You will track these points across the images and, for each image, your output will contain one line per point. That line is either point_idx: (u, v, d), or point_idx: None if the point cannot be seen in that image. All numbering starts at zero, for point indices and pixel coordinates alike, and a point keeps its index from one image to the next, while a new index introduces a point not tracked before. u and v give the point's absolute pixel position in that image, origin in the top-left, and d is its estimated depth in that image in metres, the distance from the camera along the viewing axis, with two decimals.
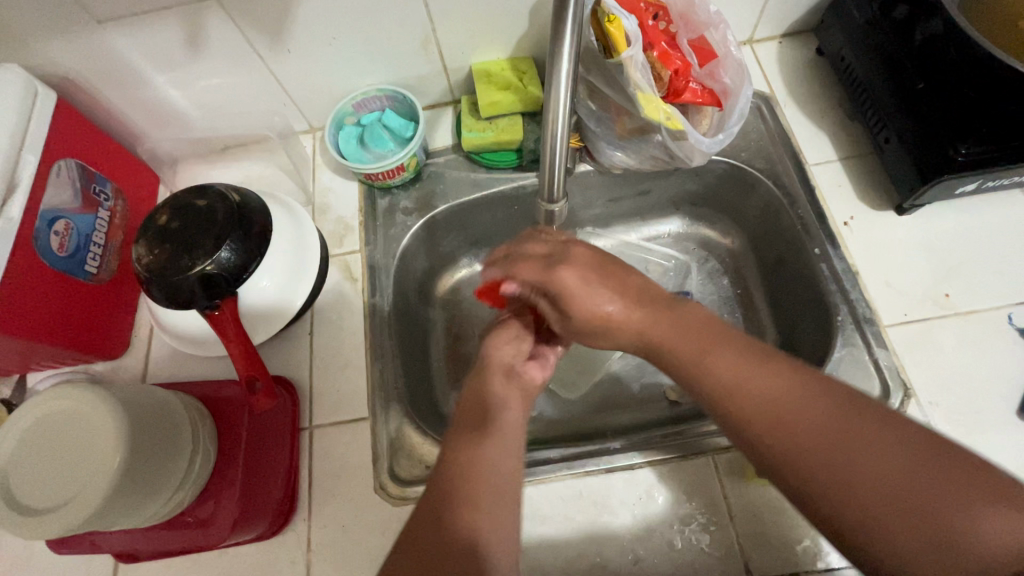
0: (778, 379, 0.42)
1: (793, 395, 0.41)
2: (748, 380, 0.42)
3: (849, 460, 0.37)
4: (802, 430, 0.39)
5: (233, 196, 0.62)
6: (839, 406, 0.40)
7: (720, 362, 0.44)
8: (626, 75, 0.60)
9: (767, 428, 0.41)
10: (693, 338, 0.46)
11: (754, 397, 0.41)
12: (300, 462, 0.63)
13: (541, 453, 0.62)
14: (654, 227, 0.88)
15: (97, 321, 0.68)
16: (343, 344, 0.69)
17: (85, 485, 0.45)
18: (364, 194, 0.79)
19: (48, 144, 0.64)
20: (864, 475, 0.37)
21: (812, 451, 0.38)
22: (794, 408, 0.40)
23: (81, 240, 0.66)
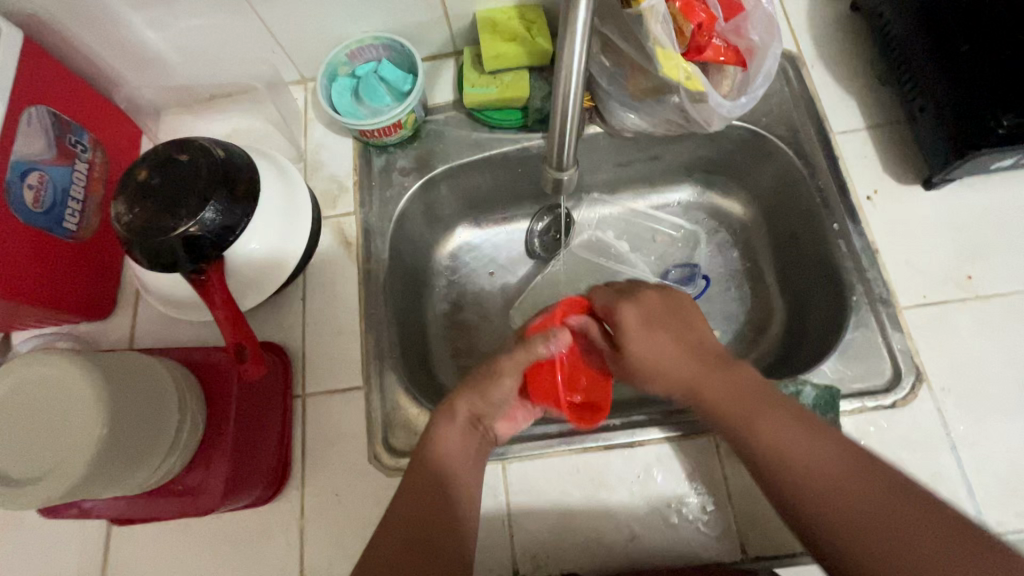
0: (832, 452, 0.48)
1: (835, 461, 0.47)
2: (792, 444, 0.49)
3: (884, 535, 0.43)
4: (837, 498, 0.46)
5: (217, 151, 0.58)
6: (882, 487, 0.45)
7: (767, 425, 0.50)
8: (645, 29, 0.54)
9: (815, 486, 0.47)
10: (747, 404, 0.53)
11: (801, 462, 0.48)
12: (292, 429, 0.62)
13: (539, 425, 0.61)
14: (663, 195, 0.84)
15: (80, 279, 0.65)
16: (336, 310, 0.67)
17: (65, 455, 0.43)
18: (359, 152, 0.74)
19: (17, 89, 0.59)
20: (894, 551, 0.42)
21: (856, 521, 0.44)
22: (833, 476, 0.47)
23: (58, 194, 0.62)
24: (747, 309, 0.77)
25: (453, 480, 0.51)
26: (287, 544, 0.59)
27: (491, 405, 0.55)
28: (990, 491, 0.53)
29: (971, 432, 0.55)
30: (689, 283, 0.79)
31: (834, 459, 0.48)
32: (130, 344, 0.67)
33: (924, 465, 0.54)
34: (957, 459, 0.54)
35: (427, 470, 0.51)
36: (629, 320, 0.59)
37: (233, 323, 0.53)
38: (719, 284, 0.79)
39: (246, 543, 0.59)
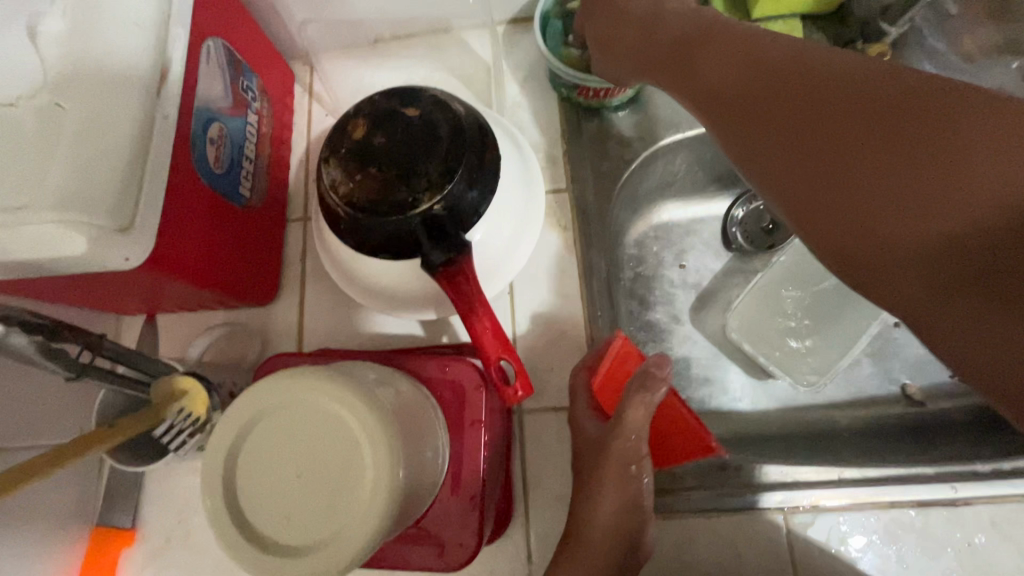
0: (934, 130, 0.28)
1: (869, 128, 0.30)
2: (828, 139, 0.31)
3: (888, 186, 0.29)
4: (852, 162, 0.30)
5: (454, 105, 0.45)
6: (900, 112, 0.29)
7: (906, 171, 0.28)
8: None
9: (865, 193, 0.30)
10: (813, 82, 0.33)
11: (837, 140, 0.31)
12: (511, 454, 0.51)
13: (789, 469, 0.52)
14: None
15: (252, 258, 0.54)
16: (552, 308, 0.55)
17: (346, 512, 0.32)
18: (565, 116, 0.61)
19: (195, 15, 0.46)
20: (911, 187, 0.28)
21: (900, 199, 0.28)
22: (874, 179, 0.29)
23: (235, 152, 0.50)
24: None
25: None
26: None
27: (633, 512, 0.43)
28: None
29: None
30: None
31: (840, 101, 0.31)
32: (302, 336, 0.56)
33: None
34: None
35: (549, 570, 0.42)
36: (707, 56, 0.40)
37: (500, 338, 0.41)
38: None
39: None
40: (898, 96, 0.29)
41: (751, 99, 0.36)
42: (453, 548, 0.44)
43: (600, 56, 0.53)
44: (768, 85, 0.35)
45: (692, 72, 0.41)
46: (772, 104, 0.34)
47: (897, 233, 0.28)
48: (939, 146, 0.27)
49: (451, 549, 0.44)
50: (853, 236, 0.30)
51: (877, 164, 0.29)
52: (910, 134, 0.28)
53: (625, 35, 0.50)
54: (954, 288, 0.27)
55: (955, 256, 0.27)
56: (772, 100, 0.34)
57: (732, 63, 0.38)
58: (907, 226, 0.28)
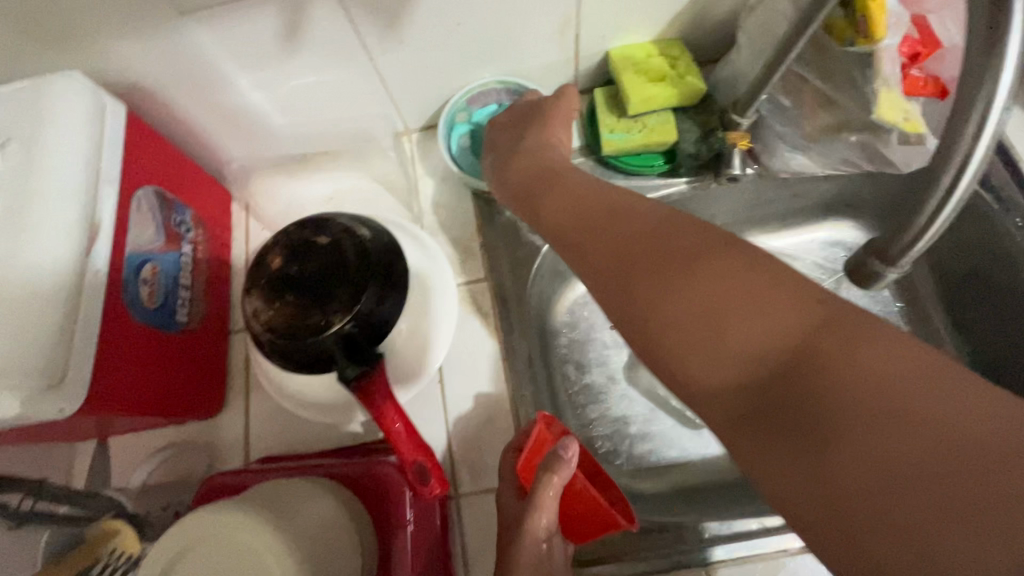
0: (719, 273, 0.30)
1: (671, 266, 0.32)
2: (676, 273, 0.31)
3: (687, 323, 0.30)
4: (657, 295, 0.31)
5: (361, 229, 0.51)
6: (694, 254, 0.32)
7: (746, 306, 0.28)
8: (872, 71, 0.50)
9: (677, 330, 0.30)
10: (624, 219, 0.37)
11: (648, 272, 0.33)
12: (451, 537, 0.54)
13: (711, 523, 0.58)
14: (803, 234, 0.76)
15: (192, 378, 0.58)
16: (481, 392, 0.59)
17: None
18: (480, 210, 0.67)
19: (124, 172, 0.51)
20: (716, 327, 0.29)
21: (709, 337, 0.29)
22: (679, 314, 0.30)
23: (169, 285, 0.55)
24: None
25: None
26: None
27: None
28: None
29: None
30: None
31: (641, 236, 0.35)
32: (249, 444, 0.60)
33: None
34: None
35: None
36: (548, 200, 0.46)
37: (412, 438, 0.45)
38: None
39: None
40: (726, 243, 0.32)
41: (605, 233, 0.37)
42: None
43: (493, 175, 0.56)
44: (615, 222, 0.37)
45: (543, 203, 0.46)
46: (612, 236, 0.37)
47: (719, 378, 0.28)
48: (728, 287, 0.29)
49: None
50: (702, 363, 0.29)
51: (712, 289, 0.30)
52: (698, 275, 0.30)
53: (506, 143, 0.58)
54: (789, 430, 0.25)
55: (777, 391, 0.26)
56: (620, 236, 0.36)
57: (568, 203, 0.43)
58: (719, 372, 0.28)
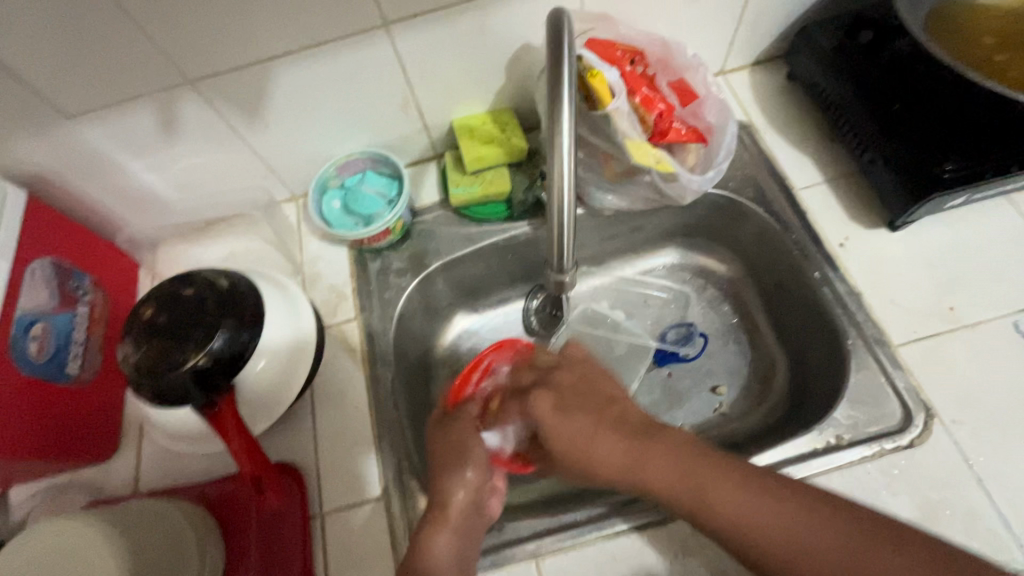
0: (677, 462, 0.45)
1: (680, 469, 0.45)
2: (693, 489, 0.44)
3: (714, 496, 0.43)
4: (710, 514, 0.43)
5: (221, 281, 0.60)
6: (676, 459, 0.46)
7: (717, 491, 0.44)
8: (612, 125, 0.60)
9: (713, 508, 0.43)
10: (630, 450, 0.48)
11: (672, 488, 0.45)
12: (314, 553, 0.59)
13: (598, 507, 0.60)
14: (649, 261, 0.88)
15: (85, 424, 0.64)
16: (347, 419, 0.66)
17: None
18: (355, 260, 0.77)
19: (19, 247, 0.61)
20: (734, 519, 0.42)
21: (721, 513, 0.43)
22: (707, 498, 0.44)
23: (60, 341, 0.63)
24: (749, 362, 0.79)
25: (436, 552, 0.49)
26: None
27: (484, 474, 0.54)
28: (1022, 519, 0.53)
29: (993, 461, 0.55)
30: (686, 342, 0.82)
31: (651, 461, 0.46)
32: (135, 485, 0.65)
33: (955, 503, 0.54)
34: (986, 492, 0.54)
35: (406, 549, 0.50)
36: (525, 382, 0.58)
37: (248, 455, 0.54)
38: (717, 339, 0.82)
39: None
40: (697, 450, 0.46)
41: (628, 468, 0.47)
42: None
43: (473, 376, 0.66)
44: (631, 463, 0.47)
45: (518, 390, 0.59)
46: (638, 448, 0.48)
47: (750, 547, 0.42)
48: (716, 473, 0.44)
49: None
50: (734, 518, 0.42)
51: (722, 494, 0.43)
52: (703, 477, 0.44)
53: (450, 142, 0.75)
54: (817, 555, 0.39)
55: (784, 528, 0.41)
56: (651, 465, 0.46)
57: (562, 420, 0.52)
58: (754, 529, 0.42)
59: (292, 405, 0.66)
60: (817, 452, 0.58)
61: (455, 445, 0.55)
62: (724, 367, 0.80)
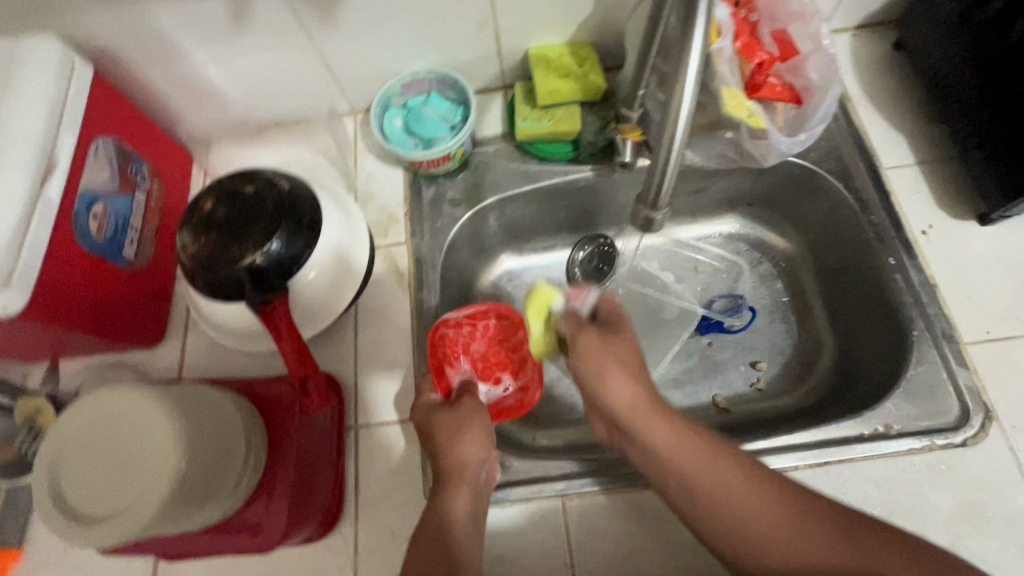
0: (686, 441, 0.50)
1: (689, 447, 0.50)
2: (699, 472, 0.48)
3: (713, 473, 0.48)
4: (705, 488, 0.48)
5: (282, 183, 0.59)
6: (681, 434, 0.51)
7: (715, 475, 0.48)
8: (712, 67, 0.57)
9: (721, 509, 0.47)
10: (648, 417, 0.52)
11: (680, 463, 0.49)
12: (346, 464, 0.60)
13: (567, 465, 0.60)
14: (706, 228, 0.85)
15: (136, 309, 0.65)
16: (389, 340, 0.66)
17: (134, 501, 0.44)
18: (409, 183, 0.75)
19: (85, 123, 0.60)
20: (723, 505, 0.47)
21: (715, 493, 0.47)
22: (701, 473, 0.48)
23: (119, 224, 0.63)
24: (794, 343, 0.77)
25: (445, 522, 0.50)
26: None
27: (477, 464, 0.54)
28: None
29: None
30: (734, 314, 0.79)
31: (666, 437, 0.51)
32: (179, 373, 0.66)
33: (998, 507, 0.53)
34: None
35: (417, 535, 0.50)
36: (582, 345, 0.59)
37: (299, 358, 0.54)
38: (764, 316, 0.79)
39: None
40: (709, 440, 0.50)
41: (640, 429, 0.52)
42: (269, 531, 0.56)
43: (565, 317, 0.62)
44: (637, 423, 0.53)
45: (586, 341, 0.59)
46: (649, 428, 0.52)
47: (734, 537, 0.46)
48: (723, 460, 0.48)
49: (263, 534, 0.56)
50: (731, 507, 0.47)
51: (720, 479, 0.48)
52: (709, 453, 0.49)
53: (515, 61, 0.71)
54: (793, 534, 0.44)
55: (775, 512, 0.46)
56: (658, 436, 0.51)
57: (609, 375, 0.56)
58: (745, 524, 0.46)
59: (337, 318, 0.66)
60: (863, 437, 0.57)
61: (457, 420, 0.55)
62: (768, 344, 0.77)
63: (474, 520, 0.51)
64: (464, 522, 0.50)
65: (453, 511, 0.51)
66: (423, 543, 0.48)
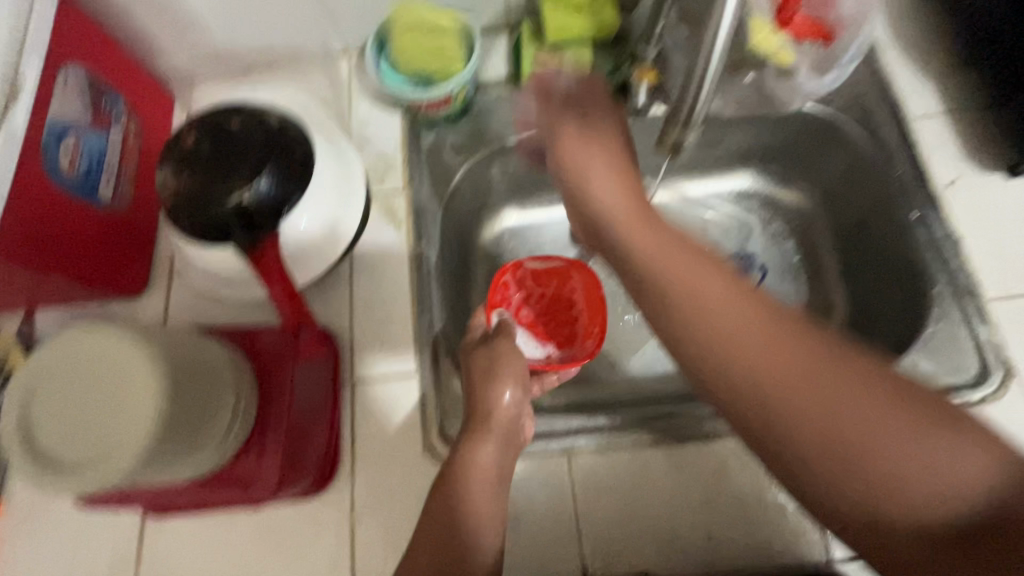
0: (740, 307, 0.40)
1: (741, 310, 0.39)
2: (724, 301, 0.40)
3: (768, 359, 0.37)
4: (731, 311, 0.39)
5: (272, 118, 0.55)
6: (727, 297, 0.40)
7: (766, 356, 0.37)
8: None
9: (764, 382, 0.37)
10: (686, 270, 0.42)
11: (718, 312, 0.40)
12: (342, 418, 0.58)
13: (603, 418, 0.57)
14: (717, 184, 0.81)
15: (116, 255, 0.61)
16: (387, 291, 0.63)
17: (116, 444, 0.41)
18: (407, 128, 0.70)
19: (51, 47, 0.55)
20: (761, 368, 0.37)
21: (749, 324, 0.39)
22: (734, 313, 0.39)
23: (94, 162, 0.58)
24: (805, 304, 0.74)
25: (470, 476, 0.47)
26: (339, 538, 0.54)
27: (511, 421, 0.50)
28: None
29: None
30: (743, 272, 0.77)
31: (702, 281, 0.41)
32: (165, 325, 0.63)
33: None
34: None
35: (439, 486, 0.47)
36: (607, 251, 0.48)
37: (292, 301, 0.51)
38: (774, 275, 0.77)
39: (294, 534, 0.55)
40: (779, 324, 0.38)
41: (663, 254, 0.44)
42: (258, 484, 0.52)
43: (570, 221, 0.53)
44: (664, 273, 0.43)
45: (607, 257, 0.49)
46: (687, 297, 0.41)
47: (771, 397, 0.36)
48: (789, 332, 0.38)
49: (254, 488, 0.52)
50: (755, 387, 0.37)
51: (763, 350, 0.38)
52: (772, 331, 0.38)
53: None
54: (845, 422, 0.35)
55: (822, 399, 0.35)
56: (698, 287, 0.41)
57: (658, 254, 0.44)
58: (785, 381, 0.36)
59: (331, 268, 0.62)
60: None
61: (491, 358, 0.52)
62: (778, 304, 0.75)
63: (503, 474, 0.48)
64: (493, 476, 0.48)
65: (478, 461, 0.48)
66: (445, 496, 0.46)
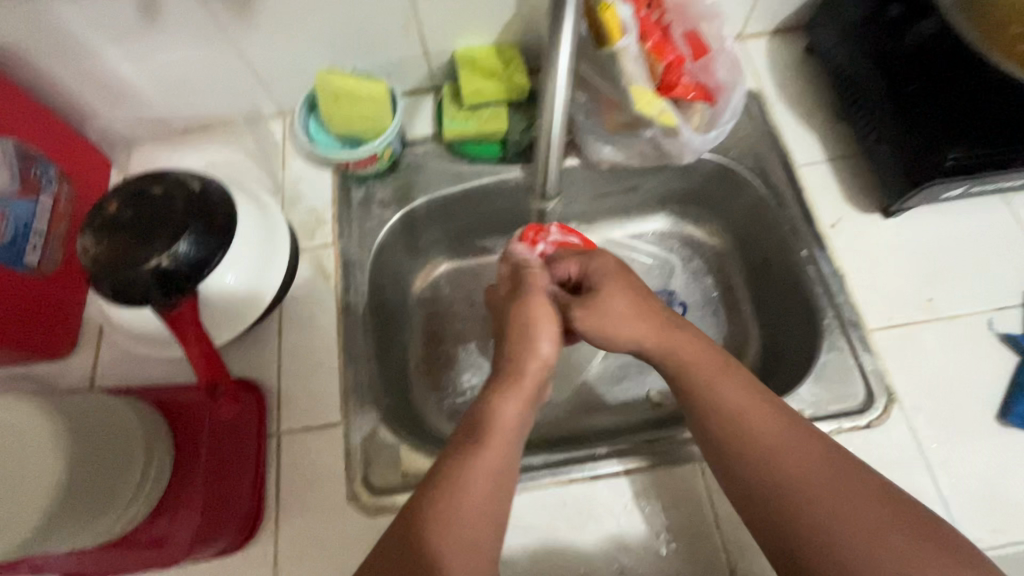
0: (774, 423, 0.48)
1: (781, 423, 0.48)
2: (761, 424, 0.48)
3: (815, 467, 0.45)
4: (770, 443, 0.47)
5: (194, 182, 0.58)
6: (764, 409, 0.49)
7: (788, 451, 0.46)
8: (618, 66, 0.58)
9: (779, 474, 0.45)
10: (722, 375, 0.51)
11: (749, 427, 0.48)
12: (266, 472, 0.58)
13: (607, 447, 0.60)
14: (639, 226, 0.86)
15: (41, 316, 0.62)
16: (315, 343, 0.65)
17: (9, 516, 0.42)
18: (338, 184, 0.74)
19: None
20: (777, 467, 0.46)
21: (786, 451, 0.46)
22: (775, 437, 0.47)
23: (20, 228, 0.60)
24: (723, 337, 0.78)
25: (455, 504, 0.43)
26: None
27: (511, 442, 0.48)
28: (966, 508, 0.54)
29: (945, 450, 0.56)
30: None
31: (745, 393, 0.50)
32: (91, 384, 0.63)
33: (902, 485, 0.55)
34: (932, 478, 0.55)
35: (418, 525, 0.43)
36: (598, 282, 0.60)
37: (207, 365, 0.55)
38: (695, 310, 0.81)
39: None
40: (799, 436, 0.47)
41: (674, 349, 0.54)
42: (173, 544, 0.54)
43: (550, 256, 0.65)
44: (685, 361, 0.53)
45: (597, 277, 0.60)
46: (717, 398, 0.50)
47: (780, 498, 0.45)
48: (808, 450, 0.46)
49: (168, 547, 0.54)
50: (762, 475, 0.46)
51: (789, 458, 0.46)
52: (788, 445, 0.46)
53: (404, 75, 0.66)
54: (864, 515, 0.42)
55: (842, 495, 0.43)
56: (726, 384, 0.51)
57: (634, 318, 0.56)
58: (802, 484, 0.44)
59: (259, 322, 0.64)
60: None
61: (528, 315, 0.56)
62: None
63: (494, 501, 0.45)
64: (481, 507, 0.44)
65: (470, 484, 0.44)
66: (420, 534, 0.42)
